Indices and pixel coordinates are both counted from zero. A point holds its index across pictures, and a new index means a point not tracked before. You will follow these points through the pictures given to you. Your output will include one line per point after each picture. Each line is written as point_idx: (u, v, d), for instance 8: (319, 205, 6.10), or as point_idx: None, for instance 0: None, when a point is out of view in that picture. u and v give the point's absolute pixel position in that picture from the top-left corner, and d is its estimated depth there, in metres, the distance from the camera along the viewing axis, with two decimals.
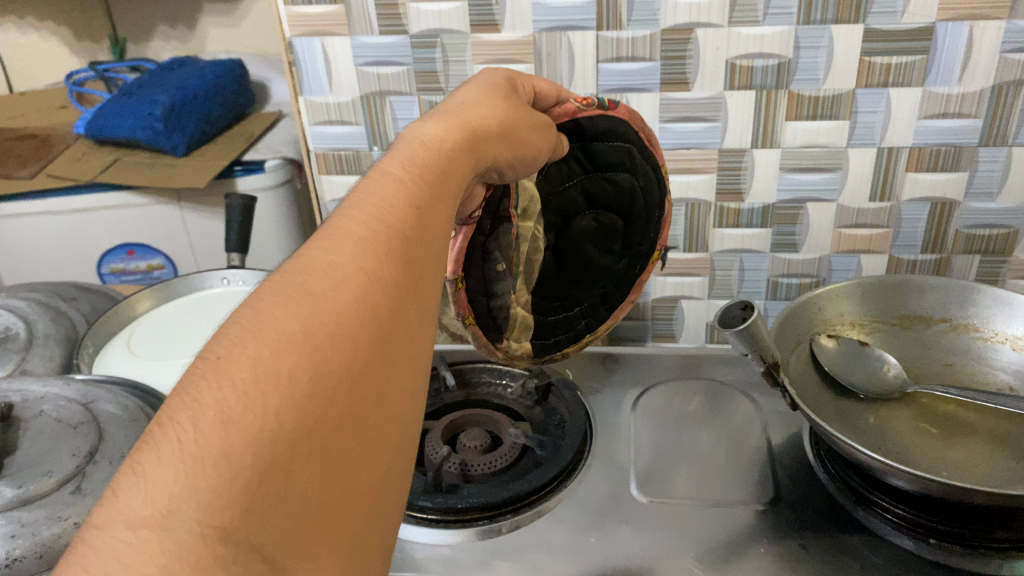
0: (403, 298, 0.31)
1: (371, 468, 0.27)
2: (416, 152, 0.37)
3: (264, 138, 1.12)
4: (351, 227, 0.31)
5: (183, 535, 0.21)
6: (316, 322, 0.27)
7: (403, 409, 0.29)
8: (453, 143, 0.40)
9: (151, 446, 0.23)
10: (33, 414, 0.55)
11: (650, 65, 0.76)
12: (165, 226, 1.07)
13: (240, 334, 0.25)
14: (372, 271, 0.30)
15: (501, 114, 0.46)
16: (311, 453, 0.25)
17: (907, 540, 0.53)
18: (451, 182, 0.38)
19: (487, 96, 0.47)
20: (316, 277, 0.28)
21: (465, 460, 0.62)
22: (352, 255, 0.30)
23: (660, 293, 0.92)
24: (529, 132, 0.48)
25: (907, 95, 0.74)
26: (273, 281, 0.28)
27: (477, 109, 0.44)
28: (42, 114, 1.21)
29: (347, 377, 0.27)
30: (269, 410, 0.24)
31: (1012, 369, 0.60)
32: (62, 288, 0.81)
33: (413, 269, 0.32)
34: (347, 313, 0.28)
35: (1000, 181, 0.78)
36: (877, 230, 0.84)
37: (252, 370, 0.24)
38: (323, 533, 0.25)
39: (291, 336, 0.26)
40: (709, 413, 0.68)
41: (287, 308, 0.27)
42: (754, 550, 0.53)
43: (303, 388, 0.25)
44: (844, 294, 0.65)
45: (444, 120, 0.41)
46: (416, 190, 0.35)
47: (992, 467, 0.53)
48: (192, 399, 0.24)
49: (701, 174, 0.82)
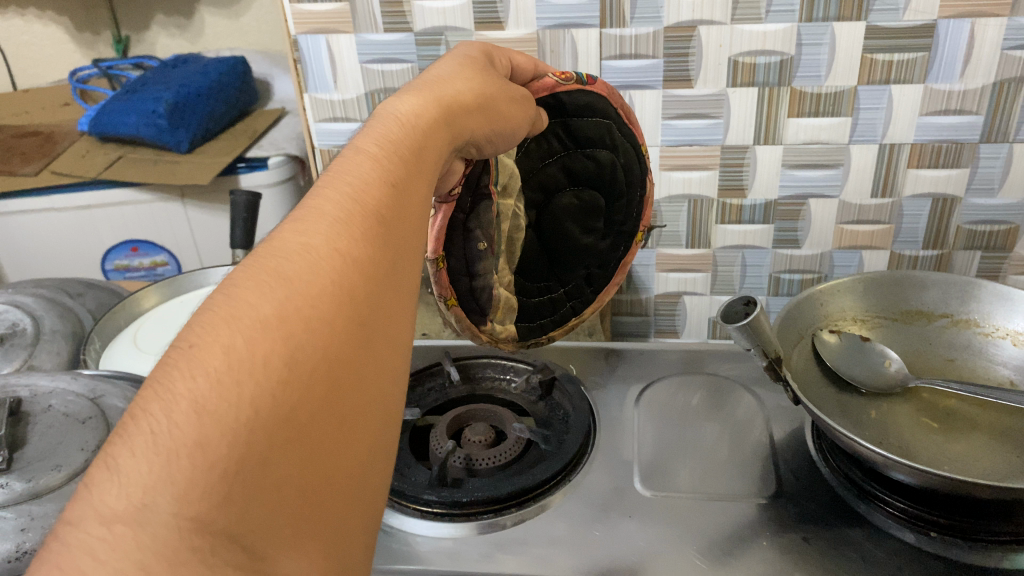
0: (380, 278, 0.31)
1: (351, 452, 0.28)
2: (393, 129, 0.38)
3: (267, 135, 1.13)
4: (326, 209, 0.31)
5: (159, 528, 0.22)
6: (291, 305, 0.27)
7: (382, 390, 0.30)
8: (430, 121, 0.40)
9: (124, 438, 0.23)
10: (42, 409, 0.56)
11: (653, 62, 0.76)
12: (169, 222, 1.08)
13: (213, 321, 0.26)
14: (348, 253, 0.30)
15: (477, 88, 0.46)
16: (289, 438, 0.25)
17: (908, 533, 0.53)
18: (428, 161, 0.39)
19: (464, 71, 0.47)
20: (291, 258, 0.29)
21: (470, 455, 0.63)
22: (327, 237, 0.30)
23: (663, 289, 0.93)
24: (509, 105, 0.49)
25: (909, 92, 0.75)
26: (246, 264, 0.28)
27: (453, 83, 0.45)
28: (47, 111, 1.22)
29: (324, 360, 0.27)
30: (245, 398, 0.24)
31: (1012, 364, 0.60)
32: (68, 284, 0.81)
33: (390, 249, 0.32)
34: (322, 295, 0.28)
35: (1001, 177, 0.79)
36: (879, 227, 0.84)
37: (225, 358, 0.25)
38: (302, 520, 0.25)
39: (265, 321, 0.26)
40: (712, 407, 0.69)
41: (260, 292, 0.27)
42: (756, 543, 0.54)
43: (278, 374, 0.25)
44: (846, 289, 0.66)
45: (422, 96, 0.42)
46: (392, 168, 0.35)
47: (993, 461, 0.53)
48: (165, 390, 0.24)
49: (704, 170, 0.83)
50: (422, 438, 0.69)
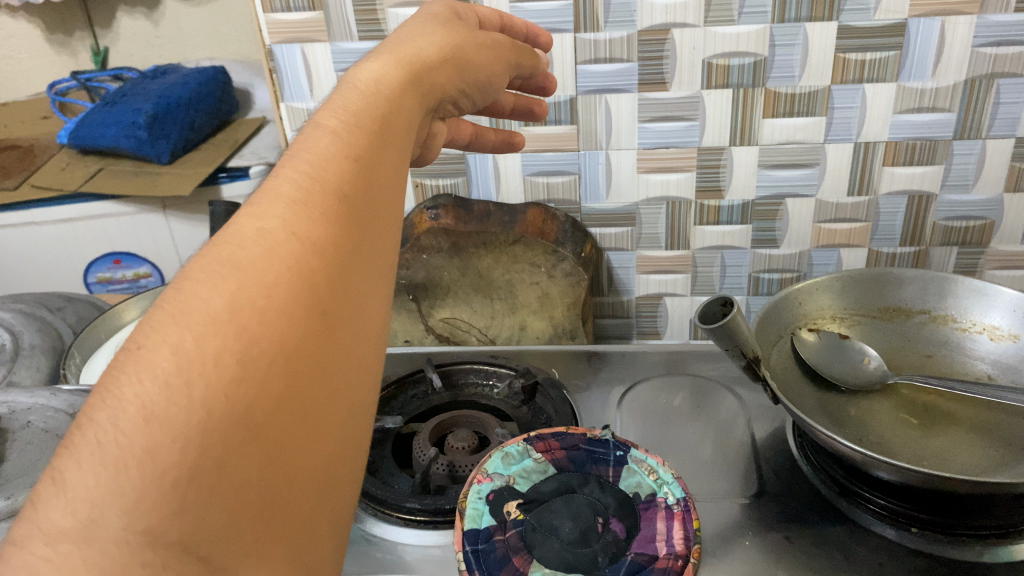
0: (344, 260, 0.31)
1: (317, 448, 0.27)
2: (355, 100, 0.37)
3: (248, 145, 1.12)
4: (285, 190, 0.31)
5: (108, 544, 0.22)
6: (243, 296, 0.27)
7: (350, 376, 0.29)
8: (395, 86, 0.40)
9: (73, 451, 0.24)
10: (21, 425, 0.55)
11: (627, 66, 0.77)
12: (151, 234, 1.08)
13: (162, 320, 0.26)
14: (306, 235, 0.30)
15: (444, 42, 0.46)
16: (246, 439, 0.25)
17: (889, 529, 0.54)
18: (396, 132, 0.38)
19: (425, 29, 0.46)
20: (246, 246, 0.28)
21: (454, 461, 0.62)
22: (283, 220, 0.30)
23: (644, 291, 0.93)
24: (477, 53, 0.49)
25: (882, 90, 0.75)
26: (201, 255, 0.29)
27: (417, 40, 0.45)
28: (25, 125, 1.23)
29: (281, 352, 0.27)
30: (195, 401, 0.24)
31: (990, 359, 0.61)
32: (47, 299, 0.81)
33: (355, 228, 0.32)
34: (279, 283, 0.28)
35: (975, 173, 0.79)
36: (855, 225, 0.85)
37: (174, 359, 0.25)
38: (264, 524, 0.25)
39: (216, 316, 0.26)
40: (696, 409, 0.69)
41: (212, 286, 0.27)
42: (739, 543, 0.54)
43: (231, 372, 0.25)
44: (824, 288, 0.67)
45: (385, 61, 0.41)
46: (355, 140, 0.35)
47: (972, 455, 0.54)
48: (112, 398, 0.24)
49: (681, 172, 0.83)
50: (406, 446, 0.68)
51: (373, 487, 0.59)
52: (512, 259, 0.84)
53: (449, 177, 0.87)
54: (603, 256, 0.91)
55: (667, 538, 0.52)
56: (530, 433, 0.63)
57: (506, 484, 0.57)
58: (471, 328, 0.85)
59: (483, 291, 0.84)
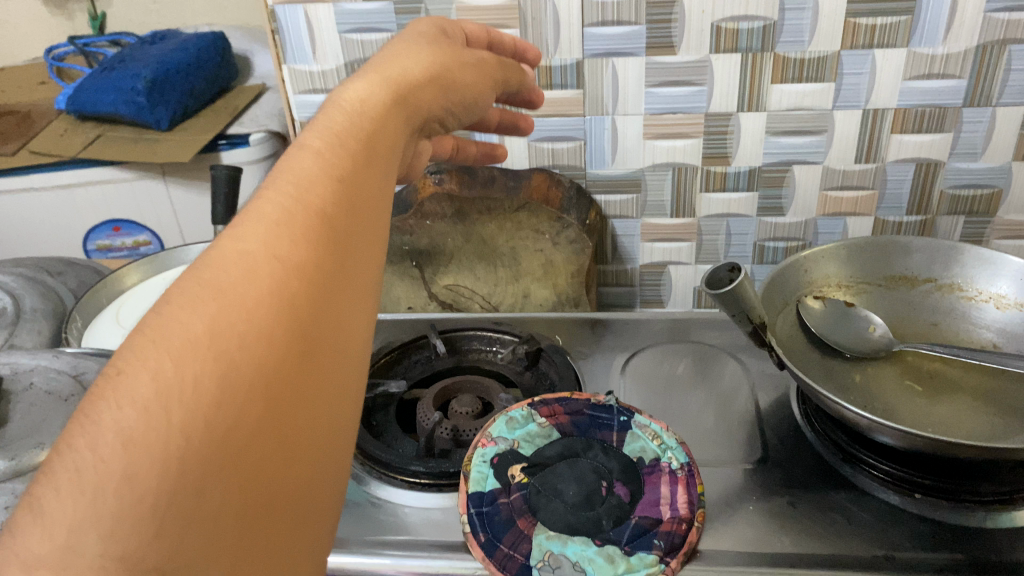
0: (329, 279, 0.30)
1: (295, 472, 0.26)
2: (343, 116, 0.36)
3: (248, 112, 1.11)
4: (272, 204, 0.30)
5: (86, 571, 0.20)
6: (228, 317, 0.25)
7: (331, 400, 0.28)
8: (383, 106, 0.38)
9: (50, 476, 0.22)
10: (23, 386, 0.55)
11: (636, 28, 0.75)
12: (151, 200, 1.07)
13: (142, 341, 0.24)
14: (293, 251, 0.29)
15: (431, 61, 0.44)
16: (225, 464, 0.24)
17: (893, 495, 0.54)
18: (384, 151, 0.36)
19: (414, 45, 0.44)
20: (230, 265, 0.27)
21: (456, 426, 0.62)
22: (269, 237, 0.29)
23: (649, 259, 0.93)
24: (463, 73, 0.47)
25: (892, 56, 0.74)
26: (182, 274, 0.27)
27: (402, 59, 0.43)
28: (23, 91, 1.21)
29: (262, 375, 0.25)
30: (175, 423, 0.23)
31: (996, 327, 0.60)
32: (48, 263, 0.80)
33: (340, 247, 0.31)
34: (264, 304, 0.27)
35: (984, 142, 0.79)
36: (863, 192, 0.84)
37: (154, 381, 0.23)
38: (242, 551, 0.24)
39: (198, 336, 0.25)
40: (698, 376, 0.69)
41: (193, 307, 0.25)
42: (743, 507, 0.54)
43: (212, 396, 0.24)
44: (830, 256, 0.66)
45: (368, 81, 0.39)
46: (343, 156, 0.33)
47: (977, 423, 0.54)
48: (90, 420, 0.22)
49: (688, 138, 0.82)
50: (410, 412, 0.68)
51: (377, 450, 0.59)
52: (516, 225, 0.83)
53: None
54: (608, 223, 0.90)
55: (671, 502, 0.52)
56: (532, 399, 0.63)
57: (511, 448, 0.57)
58: (474, 293, 0.87)
59: (486, 259, 0.85)
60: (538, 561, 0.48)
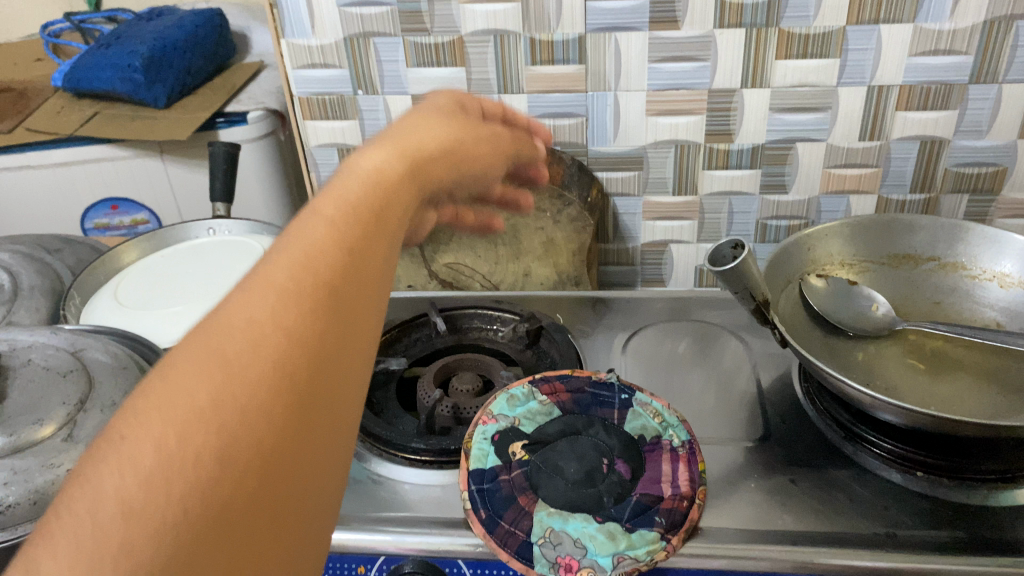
0: (345, 341, 0.27)
1: (291, 556, 0.23)
2: (369, 166, 0.32)
3: (246, 90, 1.10)
4: (297, 248, 0.27)
5: None
6: (241, 382, 0.23)
7: (331, 474, 0.26)
8: (408, 163, 0.34)
9: (34, 548, 0.19)
10: (21, 362, 0.55)
11: (639, 3, 0.74)
12: (149, 178, 1.06)
13: (147, 403, 0.22)
14: (314, 310, 0.26)
15: (454, 131, 0.39)
16: (221, 552, 0.21)
17: (895, 473, 0.54)
18: (405, 209, 0.32)
19: (435, 115, 0.39)
20: (247, 318, 0.24)
21: (457, 403, 0.61)
22: (290, 289, 0.25)
23: (650, 237, 0.92)
24: (479, 147, 0.41)
25: (898, 32, 0.73)
26: (195, 325, 0.24)
27: (424, 124, 0.37)
28: (19, 67, 1.20)
29: (269, 451, 0.23)
30: (174, 506, 0.20)
31: (1000, 306, 0.60)
32: (45, 240, 0.80)
33: (359, 304, 0.28)
34: (275, 373, 0.24)
35: (989, 119, 0.78)
36: (866, 170, 0.83)
37: (156, 454, 0.21)
38: None
39: (208, 405, 0.22)
40: (699, 354, 0.69)
41: (204, 369, 0.22)
42: (744, 485, 0.54)
43: (217, 476, 0.21)
44: (833, 234, 0.66)
45: (390, 142, 0.34)
46: (370, 205, 0.30)
47: (980, 402, 0.54)
48: (84, 491, 0.20)
49: (691, 115, 0.82)
50: (409, 389, 0.68)
51: (378, 427, 0.59)
52: None
53: None
54: (609, 201, 0.90)
55: (672, 480, 0.52)
56: (532, 376, 0.63)
57: (511, 425, 0.56)
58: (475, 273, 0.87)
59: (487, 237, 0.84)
60: (538, 537, 0.48)
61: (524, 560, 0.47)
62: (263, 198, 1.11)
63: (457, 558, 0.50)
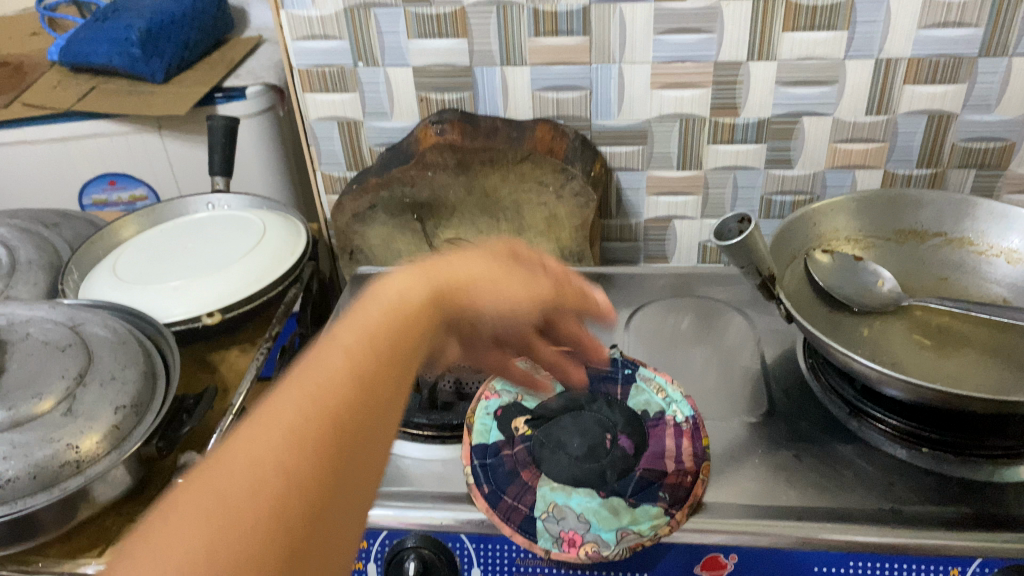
0: (340, 491, 0.27)
1: None
2: (379, 317, 0.32)
3: (244, 65, 1.09)
4: (295, 401, 0.27)
5: None
6: (226, 538, 0.23)
7: None
8: (417, 309, 0.33)
9: None
10: (20, 336, 0.54)
11: None
12: (147, 154, 1.05)
13: (136, 555, 0.23)
14: (307, 464, 0.26)
15: (480, 273, 0.37)
16: None
17: (900, 449, 0.53)
18: (412, 361, 0.32)
19: (464, 257, 0.37)
20: (240, 471, 0.25)
21: (459, 379, 0.62)
22: (285, 443, 0.26)
23: (654, 213, 0.90)
24: (506, 303, 0.37)
25: (908, 3, 0.71)
26: (193, 473, 0.25)
27: (447, 263, 0.36)
28: (14, 42, 1.19)
29: None
30: None
31: (1006, 282, 0.60)
32: (43, 215, 0.79)
33: (357, 453, 0.28)
34: (269, 528, 0.24)
35: (998, 93, 0.76)
36: (873, 144, 0.81)
37: None
38: None
39: (194, 559, 0.23)
40: (703, 330, 0.68)
41: (195, 524, 0.23)
42: (748, 461, 0.54)
43: None
44: (840, 209, 0.64)
45: (409, 276, 0.35)
46: (373, 357, 0.30)
47: (986, 378, 0.53)
48: None
49: (697, 88, 0.79)
50: None
51: None
52: (520, 177, 0.81)
53: (456, 91, 0.82)
54: (612, 176, 0.87)
55: (675, 454, 0.52)
56: None
57: (513, 401, 0.56)
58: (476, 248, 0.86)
59: (488, 212, 0.84)
60: (541, 512, 0.48)
61: (529, 535, 0.47)
62: (262, 173, 1.10)
63: (458, 532, 0.50)
